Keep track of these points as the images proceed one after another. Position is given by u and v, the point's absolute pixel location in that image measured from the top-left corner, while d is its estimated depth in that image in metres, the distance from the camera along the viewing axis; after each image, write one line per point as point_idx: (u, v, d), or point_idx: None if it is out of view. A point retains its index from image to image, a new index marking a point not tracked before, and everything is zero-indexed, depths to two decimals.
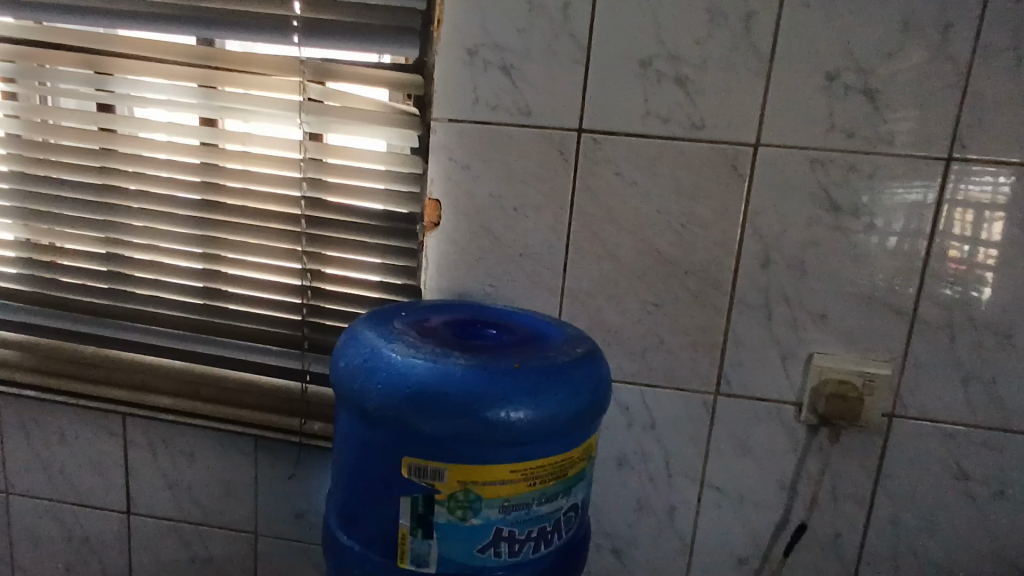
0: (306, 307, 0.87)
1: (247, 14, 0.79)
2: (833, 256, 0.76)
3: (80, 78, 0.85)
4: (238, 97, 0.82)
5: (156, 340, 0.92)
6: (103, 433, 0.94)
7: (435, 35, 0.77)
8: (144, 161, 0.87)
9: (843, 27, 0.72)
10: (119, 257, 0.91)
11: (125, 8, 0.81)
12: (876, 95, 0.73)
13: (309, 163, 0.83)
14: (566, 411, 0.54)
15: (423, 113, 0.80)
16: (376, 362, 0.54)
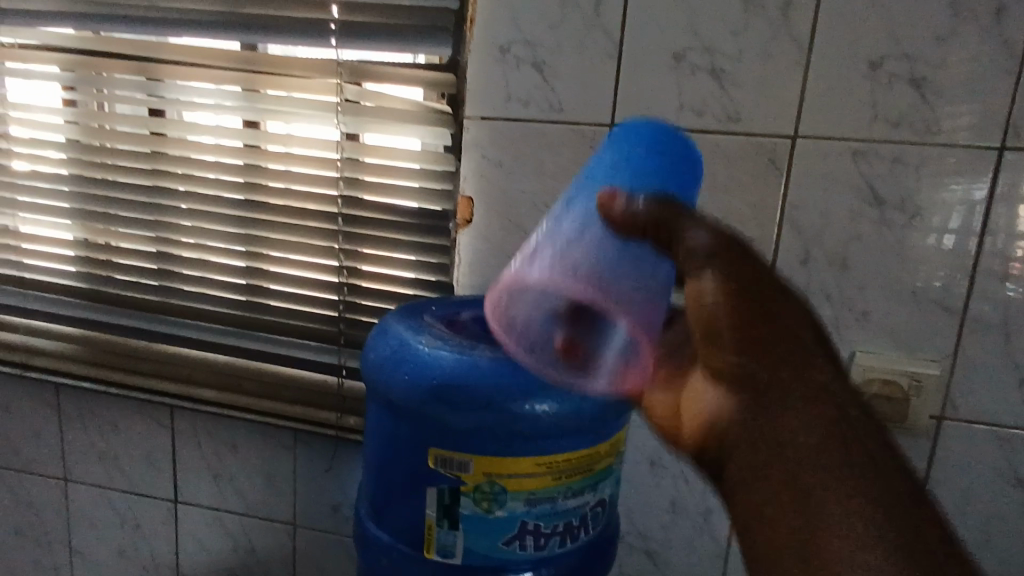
0: (343, 303, 0.89)
1: (287, 18, 0.82)
2: (877, 251, 0.74)
3: (135, 85, 0.89)
4: (279, 100, 0.85)
5: (202, 336, 0.96)
6: (153, 424, 0.99)
7: (469, 33, 0.77)
8: (192, 163, 0.90)
9: (888, 14, 0.69)
10: (169, 255, 0.95)
11: (176, 17, 0.85)
12: (924, 83, 0.70)
13: (346, 162, 0.85)
14: (592, 405, 0.54)
15: (456, 111, 0.81)
16: (403, 354, 0.55)
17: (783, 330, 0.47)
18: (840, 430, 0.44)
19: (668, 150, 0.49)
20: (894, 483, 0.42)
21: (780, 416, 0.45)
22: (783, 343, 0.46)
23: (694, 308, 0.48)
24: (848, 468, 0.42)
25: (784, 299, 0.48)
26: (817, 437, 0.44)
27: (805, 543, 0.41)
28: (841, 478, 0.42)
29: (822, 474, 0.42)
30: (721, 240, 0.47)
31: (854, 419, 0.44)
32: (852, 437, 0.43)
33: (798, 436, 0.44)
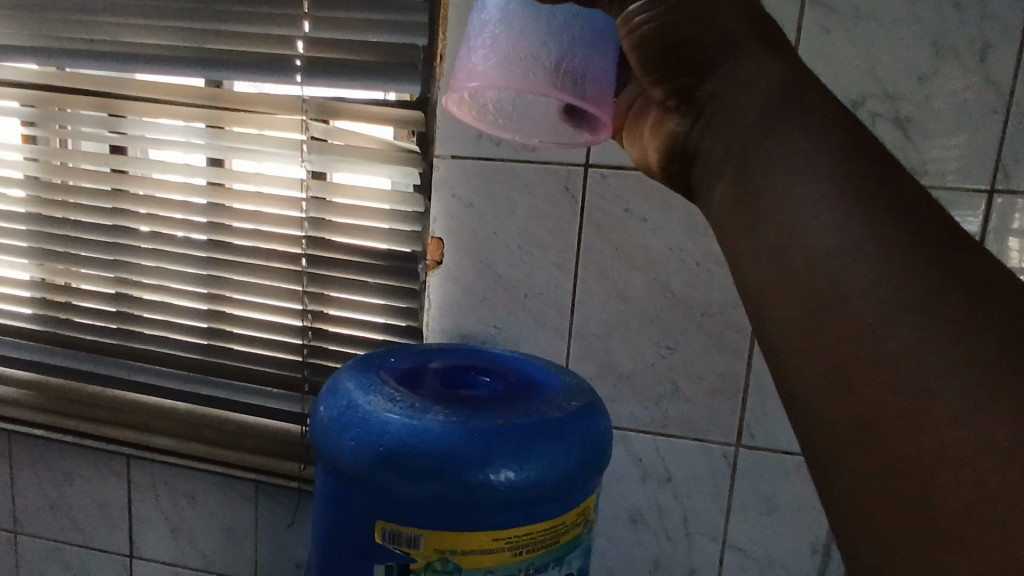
0: (307, 347, 0.85)
1: (251, 54, 0.79)
2: None
3: (96, 121, 0.86)
4: (244, 137, 0.82)
5: (161, 380, 0.91)
6: (109, 474, 0.93)
7: (438, 69, 0.76)
8: (155, 201, 0.87)
9: (869, 52, 0.67)
10: (128, 297, 0.91)
11: (140, 52, 0.82)
12: (908, 122, 0.67)
13: (311, 202, 0.81)
14: (556, 472, 0.49)
15: (425, 149, 0.78)
16: (350, 417, 0.51)
17: (769, 107, 0.38)
18: (869, 189, 0.32)
19: None
20: (954, 243, 0.30)
21: (788, 203, 0.35)
22: (761, 111, 0.39)
23: (646, 54, 0.46)
24: (903, 244, 0.30)
25: (747, 58, 0.41)
26: (851, 213, 0.32)
27: (860, 360, 0.30)
28: (890, 265, 0.30)
29: (871, 280, 0.30)
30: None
31: (876, 166, 0.33)
32: (890, 200, 0.32)
33: (815, 224, 0.33)
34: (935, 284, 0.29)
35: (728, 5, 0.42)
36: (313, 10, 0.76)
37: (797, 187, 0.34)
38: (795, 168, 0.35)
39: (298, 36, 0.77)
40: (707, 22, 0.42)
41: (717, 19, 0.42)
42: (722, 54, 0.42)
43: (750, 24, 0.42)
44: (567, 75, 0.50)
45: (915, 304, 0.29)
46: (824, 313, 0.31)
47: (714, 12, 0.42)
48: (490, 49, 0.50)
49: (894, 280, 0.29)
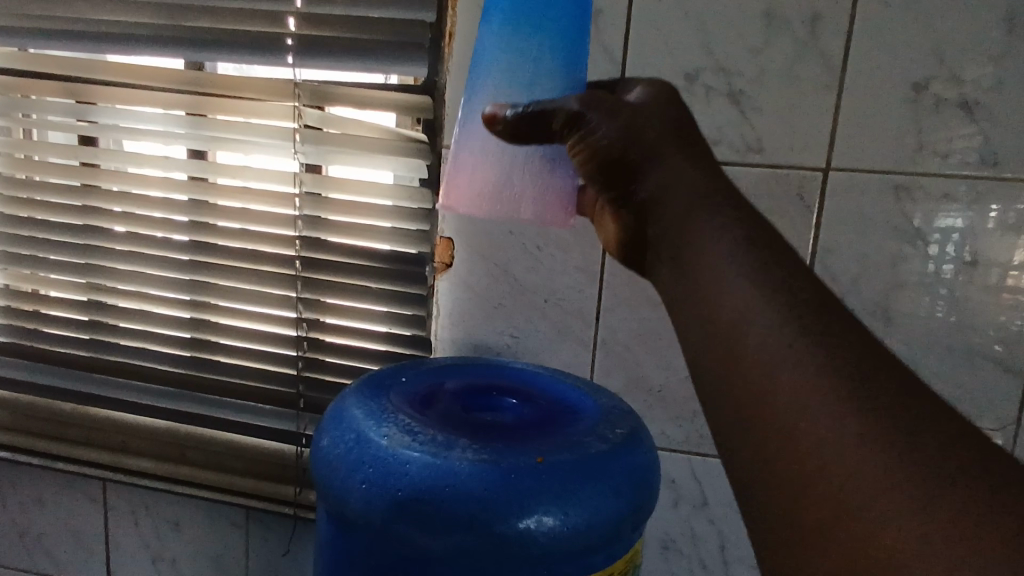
0: (302, 360, 0.76)
1: (236, 32, 0.70)
2: (926, 300, 0.63)
3: (63, 109, 0.77)
4: (230, 126, 0.73)
5: (138, 396, 0.83)
6: (81, 498, 0.84)
7: (447, 50, 0.67)
8: (131, 199, 0.77)
9: (933, 29, 0.60)
10: (101, 305, 0.82)
11: (113, 31, 0.73)
12: (977, 107, 0.60)
13: (305, 199, 0.73)
14: (603, 518, 0.42)
15: (433, 139, 0.70)
16: (360, 453, 0.43)
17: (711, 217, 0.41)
18: (793, 300, 0.36)
19: (540, 77, 0.45)
20: (877, 348, 0.34)
21: (737, 312, 0.36)
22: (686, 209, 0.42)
23: (590, 167, 0.46)
24: (826, 352, 0.33)
25: (667, 164, 0.44)
26: (793, 333, 0.34)
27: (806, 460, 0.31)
28: (836, 390, 0.32)
29: (829, 407, 0.32)
30: (595, 99, 0.44)
31: (798, 278, 0.37)
32: (811, 309, 0.35)
33: (755, 333, 0.35)
34: (880, 403, 0.31)
35: (648, 117, 0.45)
36: None
37: (754, 313, 0.36)
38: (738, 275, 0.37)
39: (288, 12, 0.69)
40: (633, 136, 0.44)
41: (638, 136, 0.44)
42: (647, 160, 0.44)
43: (671, 135, 0.45)
44: (539, 181, 0.49)
45: (845, 406, 0.31)
46: (791, 438, 0.32)
47: (637, 131, 0.44)
48: (463, 177, 0.49)
49: (844, 409, 0.31)
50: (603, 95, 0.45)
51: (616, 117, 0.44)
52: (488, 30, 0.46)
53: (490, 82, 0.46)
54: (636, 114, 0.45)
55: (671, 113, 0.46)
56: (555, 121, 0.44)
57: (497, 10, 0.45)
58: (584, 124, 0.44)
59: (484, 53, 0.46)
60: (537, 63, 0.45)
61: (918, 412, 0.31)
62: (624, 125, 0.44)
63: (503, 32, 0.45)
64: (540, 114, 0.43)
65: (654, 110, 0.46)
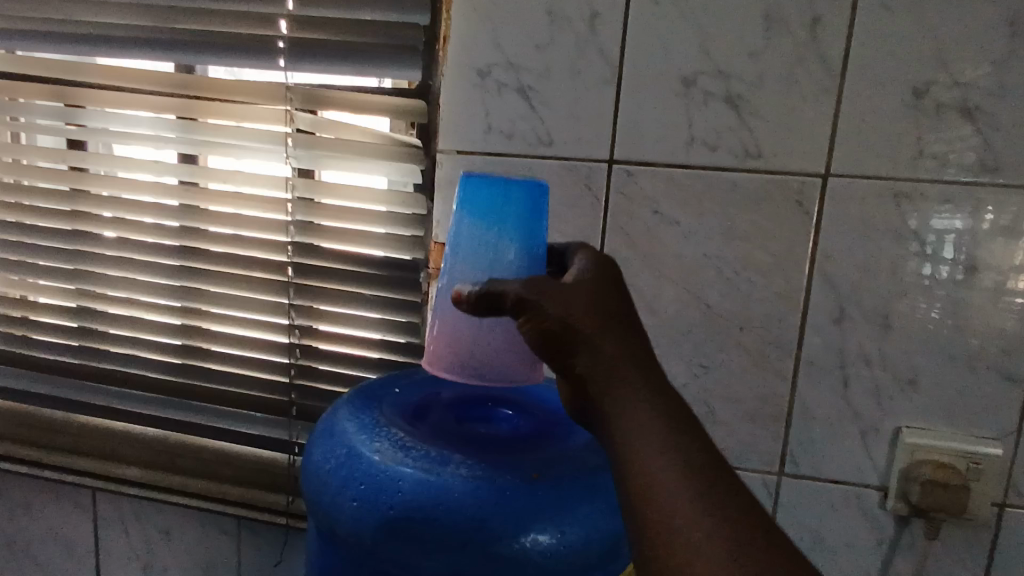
0: (295, 367, 0.75)
1: (228, 35, 0.69)
2: (926, 308, 0.63)
3: (52, 112, 0.75)
4: (222, 130, 0.72)
5: (128, 404, 0.82)
6: (70, 507, 0.83)
7: (441, 53, 0.66)
8: (120, 204, 0.76)
9: (934, 33, 0.59)
10: (91, 311, 0.80)
11: (102, 33, 0.72)
12: (979, 113, 0.59)
13: (297, 204, 0.72)
14: (601, 533, 0.41)
15: (428, 144, 0.69)
16: (352, 468, 0.42)
17: (621, 340, 0.37)
18: (680, 415, 0.35)
19: (503, 248, 0.45)
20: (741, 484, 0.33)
21: (628, 410, 0.35)
22: (606, 386, 0.36)
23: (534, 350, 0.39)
24: (702, 471, 0.33)
25: (600, 341, 0.37)
26: (669, 444, 0.34)
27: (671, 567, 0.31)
28: (695, 499, 0.32)
29: (689, 499, 0.32)
30: (537, 286, 0.39)
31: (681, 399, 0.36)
32: (693, 431, 0.35)
33: (643, 434, 0.34)
34: (730, 510, 0.32)
35: (585, 292, 0.39)
36: None
37: (631, 415, 0.35)
38: (634, 382, 0.36)
39: (280, 15, 0.67)
40: (563, 320, 0.38)
41: (570, 317, 0.38)
42: (579, 340, 0.37)
43: (601, 310, 0.38)
44: (510, 346, 0.46)
45: (712, 526, 0.31)
46: (664, 544, 0.31)
47: (572, 314, 0.38)
48: (440, 351, 0.48)
49: (702, 503, 0.32)
50: (546, 282, 0.39)
51: (551, 303, 0.38)
52: (458, 219, 0.47)
53: (460, 265, 0.46)
54: (575, 293, 0.39)
55: (608, 288, 0.40)
56: (502, 302, 0.39)
57: (468, 202, 0.46)
58: (527, 309, 0.38)
59: (454, 240, 0.47)
60: (506, 246, 0.45)
61: (767, 550, 0.31)
62: (560, 313, 0.38)
63: (473, 219, 0.46)
64: (490, 297, 0.39)
65: (590, 290, 0.39)
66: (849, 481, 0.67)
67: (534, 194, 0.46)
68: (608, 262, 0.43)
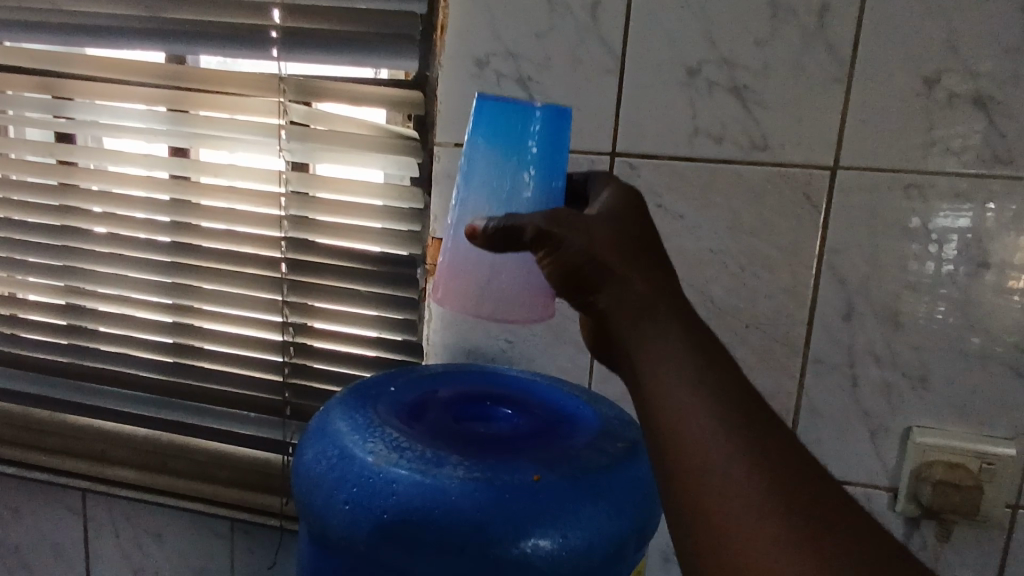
0: (289, 366, 0.73)
1: (220, 24, 0.67)
2: (938, 304, 0.61)
3: (40, 105, 0.73)
4: (214, 123, 0.70)
5: (118, 404, 0.80)
6: (60, 509, 0.81)
7: (439, 42, 0.64)
8: (110, 198, 0.74)
9: (946, 21, 0.57)
10: (80, 309, 0.78)
11: (91, 23, 0.70)
12: (992, 102, 0.58)
13: (291, 198, 0.70)
14: (604, 539, 0.40)
15: (425, 136, 0.68)
16: (344, 470, 0.40)
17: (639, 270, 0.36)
18: (706, 346, 0.34)
19: (521, 182, 0.42)
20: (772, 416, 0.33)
21: (653, 344, 0.35)
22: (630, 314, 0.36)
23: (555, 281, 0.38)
24: (733, 404, 0.32)
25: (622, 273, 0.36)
26: (698, 375, 0.33)
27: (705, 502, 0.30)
28: (726, 435, 0.31)
29: (721, 432, 0.31)
30: (558, 218, 0.37)
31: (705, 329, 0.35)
32: (720, 361, 0.34)
33: (669, 368, 0.34)
34: (761, 440, 0.31)
35: (604, 227, 0.37)
36: None
37: (656, 341, 0.35)
38: (656, 314, 0.35)
39: (273, 3, 0.66)
40: (589, 252, 0.36)
41: (597, 250, 0.36)
42: (606, 275, 0.36)
43: (625, 245, 0.37)
44: (521, 285, 0.45)
45: (746, 463, 0.30)
46: (697, 480, 0.31)
47: (593, 245, 0.37)
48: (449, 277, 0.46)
49: (731, 420, 0.32)
50: (569, 213, 0.38)
51: (576, 235, 0.37)
52: (473, 148, 0.44)
53: (473, 194, 0.44)
54: (596, 226, 0.37)
55: (632, 222, 0.38)
56: (522, 235, 0.37)
57: (483, 129, 0.43)
58: (546, 242, 0.37)
59: (468, 167, 0.44)
60: (521, 177, 0.42)
61: (805, 485, 0.30)
62: (586, 244, 0.36)
63: (489, 144, 0.43)
64: (507, 229, 0.38)
65: (611, 224, 0.38)
66: (858, 482, 0.65)
67: (556, 122, 0.43)
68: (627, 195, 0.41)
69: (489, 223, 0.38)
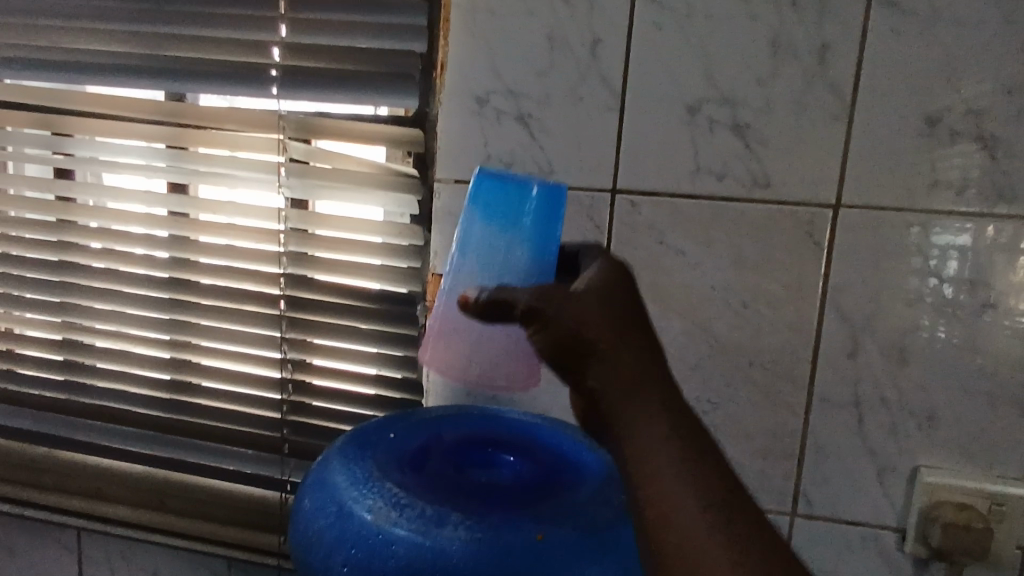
0: (287, 403, 0.73)
1: (220, 63, 0.67)
2: (944, 342, 0.60)
3: (39, 141, 0.73)
4: (213, 160, 0.70)
5: (115, 440, 0.79)
6: (55, 548, 0.80)
7: (439, 80, 0.64)
8: (109, 234, 0.74)
9: (946, 60, 0.57)
10: (78, 345, 0.78)
11: (91, 61, 0.70)
12: (994, 141, 0.57)
13: (290, 235, 0.69)
14: None
15: (425, 173, 0.67)
16: (343, 529, 0.39)
17: (629, 344, 0.39)
18: (686, 422, 0.37)
19: (518, 257, 0.43)
20: (745, 496, 0.36)
21: (640, 416, 0.37)
22: (619, 386, 0.38)
23: (543, 351, 0.41)
24: (712, 484, 0.35)
25: (612, 348, 0.39)
26: (680, 451, 0.36)
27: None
28: (704, 513, 0.34)
29: (699, 511, 0.34)
30: (547, 296, 0.40)
31: (684, 404, 0.38)
32: (699, 437, 0.37)
33: (655, 440, 0.36)
34: (734, 521, 0.34)
35: (597, 301, 0.40)
36: (292, 11, 0.65)
37: (643, 420, 0.37)
38: (644, 388, 0.38)
39: (273, 42, 0.66)
40: (575, 330, 0.39)
41: (583, 330, 0.39)
42: (595, 351, 0.39)
43: (616, 320, 0.39)
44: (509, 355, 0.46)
45: (722, 545, 0.33)
46: (681, 556, 0.33)
47: (585, 320, 0.39)
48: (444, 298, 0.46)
49: (707, 501, 0.34)
50: (558, 291, 0.40)
51: (563, 313, 0.39)
52: (470, 219, 0.44)
53: (470, 262, 0.44)
54: (587, 302, 0.40)
55: (623, 297, 0.40)
56: (512, 308, 0.41)
57: (479, 201, 0.44)
58: (536, 318, 0.40)
59: (463, 235, 0.45)
60: (516, 249, 0.43)
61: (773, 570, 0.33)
62: (574, 324, 0.39)
63: (485, 217, 0.44)
64: (496, 301, 0.42)
65: (603, 298, 0.40)
66: (865, 522, 0.64)
67: (554, 199, 0.43)
68: (620, 268, 0.42)
69: (479, 292, 0.42)
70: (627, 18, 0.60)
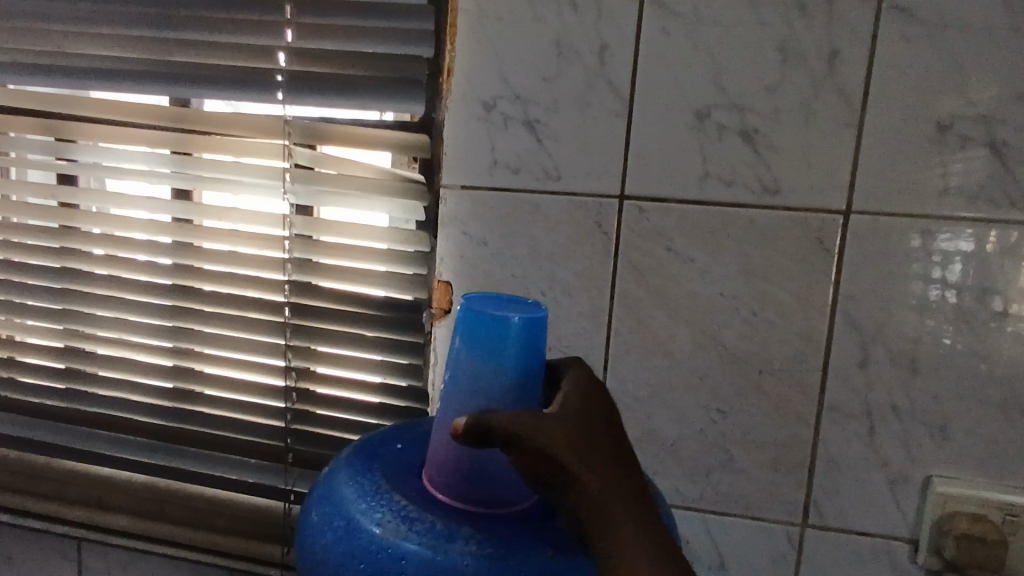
0: (290, 411, 0.72)
1: (226, 68, 0.67)
2: (956, 351, 0.60)
3: (42, 147, 0.73)
4: (218, 166, 0.69)
5: (116, 449, 0.78)
6: (53, 559, 0.78)
7: (446, 85, 0.64)
8: (112, 241, 0.73)
9: (956, 65, 0.57)
10: (79, 352, 0.77)
11: (97, 67, 0.69)
12: (1005, 147, 0.57)
13: (295, 241, 0.69)
14: None
15: (431, 179, 0.67)
16: (352, 544, 0.38)
17: (602, 463, 0.38)
18: (667, 547, 0.36)
19: (501, 391, 0.43)
20: None
21: (617, 540, 0.36)
22: (596, 509, 0.36)
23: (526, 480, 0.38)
24: None
25: (587, 468, 0.37)
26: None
27: None
28: None
29: None
30: (523, 418, 0.39)
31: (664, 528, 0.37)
32: (681, 565, 0.35)
33: (634, 566, 0.35)
34: None
35: (568, 421, 0.39)
36: (297, 16, 0.65)
37: (624, 543, 0.35)
38: (622, 508, 0.37)
39: (278, 47, 0.66)
40: (550, 452, 0.37)
41: (561, 453, 0.37)
42: (570, 475, 0.37)
43: (589, 440, 0.39)
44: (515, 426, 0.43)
45: None
46: None
47: (556, 438, 0.38)
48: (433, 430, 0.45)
49: None
50: (532, 414, 0.39)
51: (543, 438, 0.38)
52: (456, 350, 0.44)
53: (454, 393, 0.44)
54: (557, 421, 0.39)
55: (595, 415, 0.41)
56: (491, 434, 0.39)
57: (465, 331, 0.44)
58: (514, 439, 0.38)
59: (450, 364, 0.44)
60: (499, 381, 0.43)
61: None
62: (547, 443, 0.38)
63: (472, 352, 0.43)
64: (481, 427, 0.39)
65: (575, 420, 0.40)
66: (877, 534, 0.63)
67: (537, 326, 0.43)
68: (595, 387, 0.44)
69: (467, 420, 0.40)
70: (635, 23, 0.60)
